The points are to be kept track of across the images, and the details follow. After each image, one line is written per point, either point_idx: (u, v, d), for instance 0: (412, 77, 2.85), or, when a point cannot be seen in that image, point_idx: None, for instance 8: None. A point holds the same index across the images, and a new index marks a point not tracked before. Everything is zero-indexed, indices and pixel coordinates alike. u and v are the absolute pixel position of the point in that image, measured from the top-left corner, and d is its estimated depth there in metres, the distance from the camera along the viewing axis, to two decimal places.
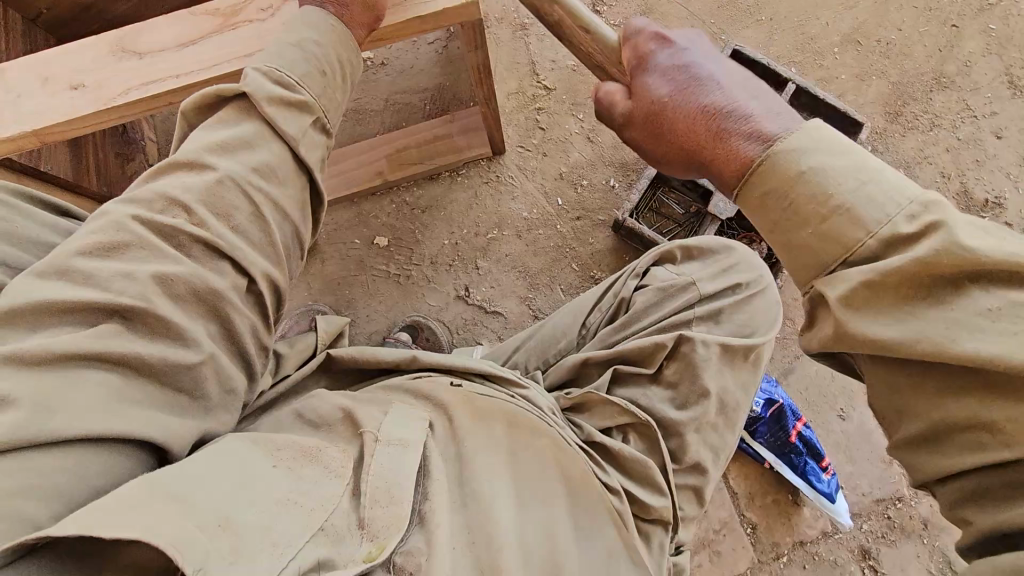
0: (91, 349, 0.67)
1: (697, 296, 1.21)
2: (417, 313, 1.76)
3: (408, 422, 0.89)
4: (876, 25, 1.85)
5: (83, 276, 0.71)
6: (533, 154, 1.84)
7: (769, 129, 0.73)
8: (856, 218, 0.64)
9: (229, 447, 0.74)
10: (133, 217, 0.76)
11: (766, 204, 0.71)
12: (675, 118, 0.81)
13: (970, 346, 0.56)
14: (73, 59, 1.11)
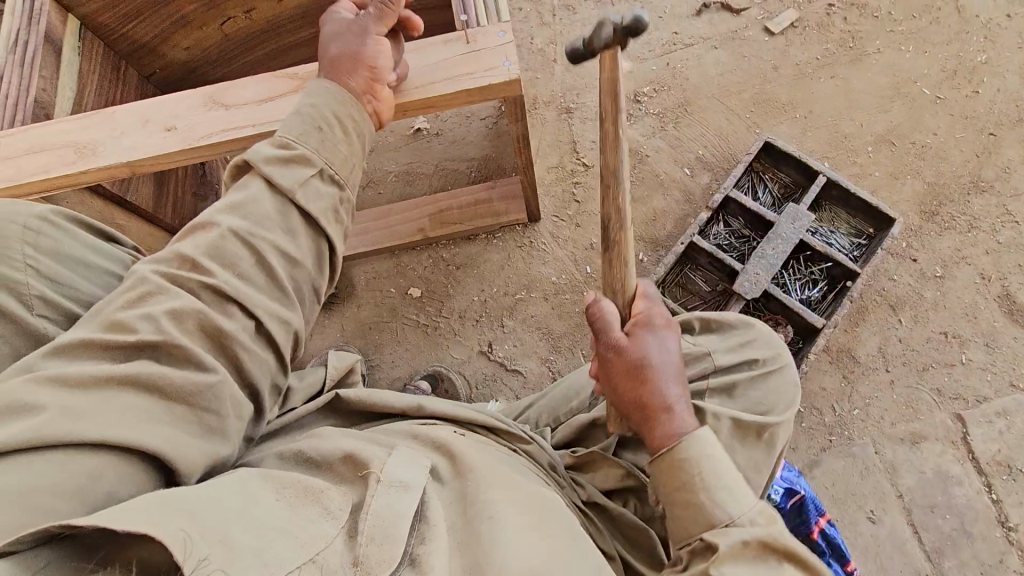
0: (119, 372, 0.75)
1: (712, 368, 1.21)
2: (440, 364, 1.81)
3: (412, 466, 0.88)
4: (910, 129, 1.91)
5: (117, 320, 0.80)
6: (566, 224, 1.94)
7: (689, 429, 0.95)
8: (717, 506, 0.86)
9: (237, 479, 0.77)
10: (155, 271, 0.85)
11: (668, 474, 0.92)
12: (637, 382, 0.98)
13: None
14: (171, 105, 1.30)
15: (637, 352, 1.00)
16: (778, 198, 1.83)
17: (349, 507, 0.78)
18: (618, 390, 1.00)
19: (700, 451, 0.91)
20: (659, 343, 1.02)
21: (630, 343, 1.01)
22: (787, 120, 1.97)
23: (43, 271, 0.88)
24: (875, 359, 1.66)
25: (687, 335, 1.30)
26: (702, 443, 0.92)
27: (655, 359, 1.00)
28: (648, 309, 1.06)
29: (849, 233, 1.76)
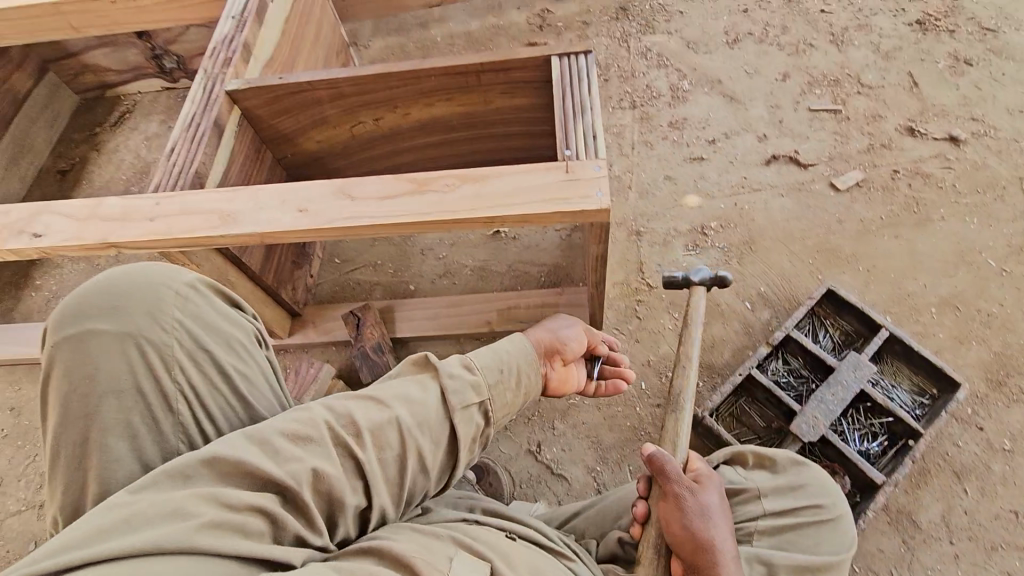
0: (258, 506, 0.83)
1: (761, 510, 1.23)
2: (487, 456, 1.85)
3: (475, 570, 0.95)
4: (974, 296, 1.95)
5: (270, 448, 0.88)
6: (626, 338, 2.02)
7: None
8: None
9: (318, 569, 0.81)
10: (319, 406, 0.95)
11: None
12: (694, 531, 1.10)
13: None
14: (306, 191, 1.52)
15: (702, 503, 1.14)
16: (838, 344, 1.87)
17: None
18: (685, 532, 1.10)
19: None
20: (717, 500, 1.16)
21: (691, 494, 1.15)
22: (850, 270, 2.06)
23: (185, 336, 1.01)
24: (938, 527, 1.59)
25: (740, 468, 1.33)
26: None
27: (717, 513, 1.13)
28: (707, 473, 1.23)
29: (911, 389, 1.77)
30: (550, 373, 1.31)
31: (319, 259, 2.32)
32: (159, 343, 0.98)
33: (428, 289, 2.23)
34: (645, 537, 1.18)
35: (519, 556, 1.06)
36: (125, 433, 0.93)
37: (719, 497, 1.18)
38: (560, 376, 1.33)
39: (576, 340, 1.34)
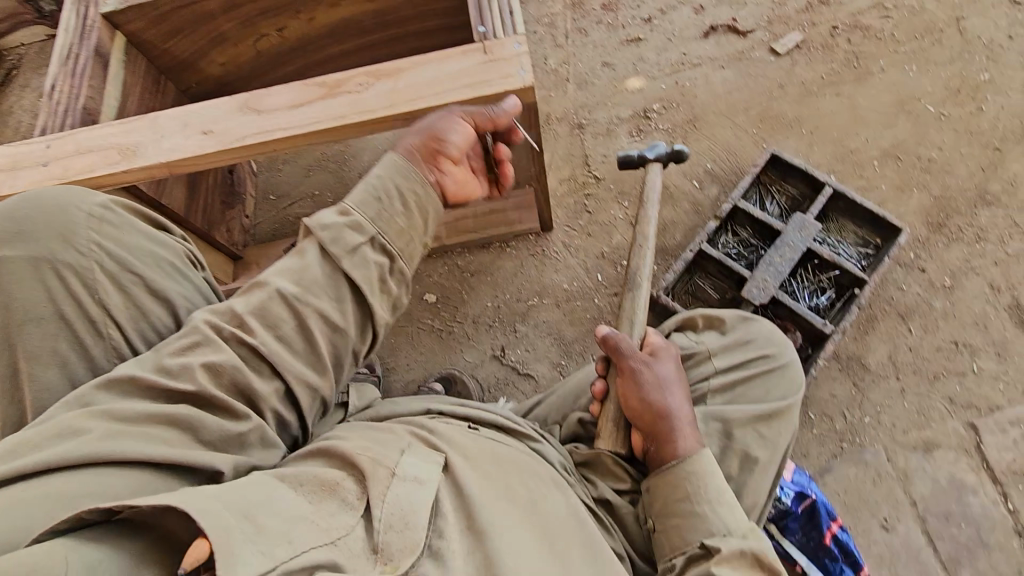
0: (159, 415, 0.87)
1: (711, 369, 1.22)
2: (453, 367, 1.86)
3: (425, 462, 0.94)
4: (915, 144, 1.96)
5: (165, 363, 0.92)
6: (578, 234, 1.99)
7: (695, 446, 1.06)
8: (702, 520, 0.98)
9: (258, 479, 0.84)
10: (206, 317, 0.97)
11: (673, 484, 1.02)
12: (651, 400, 1.10)
13: None
14: (208, 111, 1.39)
15: (658, 375, 1.13)
16: (785, 209, 1.87)
17: (363, 499, 0.85)
18: (642, 402, 1.10)
19: (701, 467, 1.02)
20: (673, 373, 1.16)
21: (647, 365, 1.14)
22: (794, 135, 2.03)
23: (107, 259, 0.98)
24: (885, 367, 1.67)
25: (691, 333, 1.32)
26: (711, 460, 1.03)
27: (674, 385, 1.13)
28: (665, 348, 1.21)
29: (856, 243, 1.80)
30: (441, 173, 1.14)
31: (252, 197, 2.20)
32: (77, 267, 0.95)
33: None
34: (604, 412, 1.19)
35: (475, 446, 1.04)
36: (54, 362, 0.92)
37: (674, 365, 1.18)
38: (455, 177, 1.16)
39: (460, 135, 1.15)
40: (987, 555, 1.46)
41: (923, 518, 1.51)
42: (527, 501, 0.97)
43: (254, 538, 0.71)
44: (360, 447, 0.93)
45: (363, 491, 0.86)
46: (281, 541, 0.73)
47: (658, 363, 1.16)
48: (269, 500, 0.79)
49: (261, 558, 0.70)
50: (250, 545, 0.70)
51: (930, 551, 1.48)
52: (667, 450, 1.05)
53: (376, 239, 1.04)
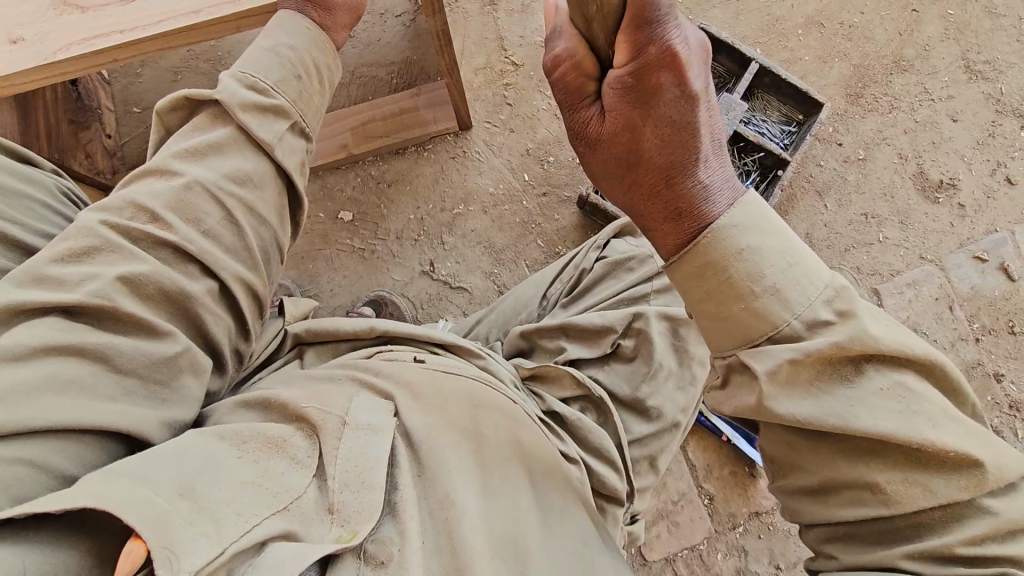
0: (60, 344, 0.72)
1: (654, 269, 1.20)
2: (382, 288, 1.75)
3: (374, 409, 0.88)
4: (839, 9, 1.88)
5: (57, 280, 0.76)
6: (500, 130, 1.84)
7: (713, 205, 0.69)
8: (771, 304, 0.67)
9: (193, 442, 0.74)
10: (101, 222, 0.80)
11: (704, 275, 0.69)
12: (636, 159, 0.71)
13: (867, 422, 0.64)
14: (14, 12, 1.08)
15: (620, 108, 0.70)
16: (713, 88, 1.79)
17: (315, 454, 0.80)
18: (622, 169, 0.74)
19: (746, 229, 0.68)
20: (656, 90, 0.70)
21: (618, 97, 0.70)
22: (719, 4, 1.89)
23: None
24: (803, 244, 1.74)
25: (630, 238, 1.29)
26: (737, 222, 0.68)
27: (646, 119, 0.69)
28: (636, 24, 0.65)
29: (779, 120, 1.77)
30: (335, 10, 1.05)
31: (112, 113, 1.85)
32: None
33: None
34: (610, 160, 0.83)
35: (424, 379, 0.95)
36: None
37: (677, 63, 0.67)
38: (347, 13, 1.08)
39: None
40: None
41: None
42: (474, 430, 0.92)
43: (196, 520, 0.64)
44: (312, 398, 0.85)
45: (315, 446, 0.81)
46: (224, 520, 0.66)
47: (639, 76, 0.68)
48: (206, 470, 0.71)
49: (205, 544, 0.62)
50: (190, 531, 0.62)
51: None
52: (671, 229, 0.71)
53: (296, 123, 0.97)
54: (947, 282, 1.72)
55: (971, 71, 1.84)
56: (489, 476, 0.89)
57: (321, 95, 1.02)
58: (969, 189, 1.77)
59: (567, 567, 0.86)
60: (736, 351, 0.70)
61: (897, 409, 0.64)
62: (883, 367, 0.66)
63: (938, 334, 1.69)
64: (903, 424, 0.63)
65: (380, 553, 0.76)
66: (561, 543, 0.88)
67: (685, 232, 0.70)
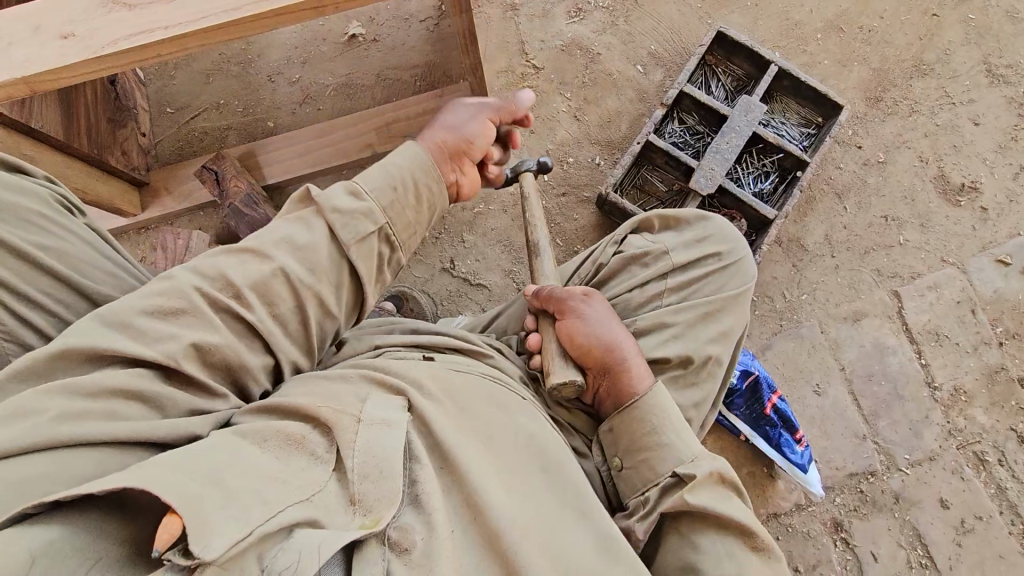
0: (128, 388, 0.72)
1: (670, 265, 1.20)
2: (403, 285, 1.78)
3: (389, 403, 0.86)
4: (858, 13, 1.90)
5: (140, 333, 0.75)
6: (520, 131, 1.87)
7: (640, 378, 1.03)
8: (677, 446, 0.97)
9: (221, 437, 0.74)
10: (195, 287, 0.79)
11: (637, 422, 1.00)
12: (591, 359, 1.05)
13: (739, 514, 0.91)
14: (67, 10, 1.14)
15: (580, 347, 1.05)
16: (731, 91, 1.81)
17: (329, 450, 0.77)
18: (588, 344, 1.04)
19: (661, 395, 1.01)
20: (593, 319, 1.07)
21: (579, 321, 1.06)
22: (739, 9, 1.91)
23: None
24: (822, 246, 1.74)
25: (648, 234, 1.28)
26: (658, 397, 1.01)
27: (595, 338, 1.05)
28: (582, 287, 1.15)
29: (798, 123, 1.78)
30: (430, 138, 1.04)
31: (146, 112, 1.92)
32: None
33: (290, 121, 1.93)
34: None
35: (433, 374, 0.95)
36: None
37: (607, 302, 1.12)
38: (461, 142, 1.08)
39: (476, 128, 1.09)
40: (902, 406, 1.63)
41: (850, 380, 1.66)
42: (488, 429, 0.92)
43: (226, 503, 0.64)
44: (323, 399, 0.83)
45: (330, 443, 0.78)
46: (252, 505, 0.65)
47: (589, 312, 1.08)
48: (234, 458, 0.70)
49: (231, 528, 0.62)
50: (220, 511, 0.62)
51: (856, 409, 1.64)
52: (617, 396, 1.03)
53: (381, 228, 0.93)
54: (969, 285, 1.71)
55: (992, 75, 1.84)
56: (506, 470, 0.88)
57: (416, 208, 0.98)
58: (991, 191, 1.76)
59: (596, 553, 0.83)
60: (670, 471, 0.95)
61: (749, 514, 0.93)
62: (736, 491, 0.96)
63: (959, 338, 1.68)
64: (754, 519, 0.93)
65: (403, 540, 0.74)
66: (593, 536, 0.85)
67: (629, 394, 1.02)
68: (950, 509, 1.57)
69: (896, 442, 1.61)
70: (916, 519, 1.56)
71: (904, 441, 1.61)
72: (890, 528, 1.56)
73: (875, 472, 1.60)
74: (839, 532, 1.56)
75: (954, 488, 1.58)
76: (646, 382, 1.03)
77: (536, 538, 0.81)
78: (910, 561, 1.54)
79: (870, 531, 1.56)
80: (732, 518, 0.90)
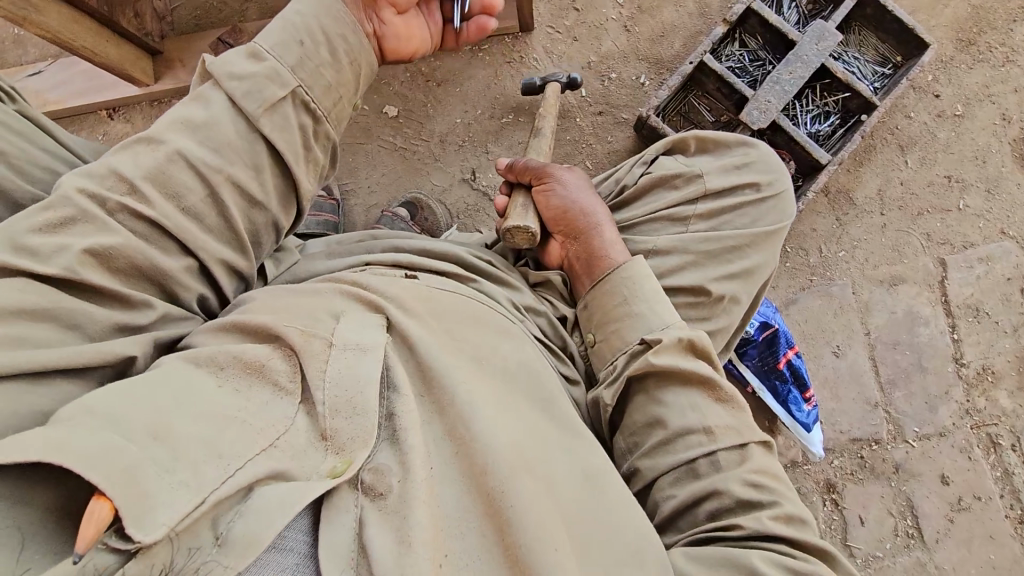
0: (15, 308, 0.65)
1: (702, 191, 1.08)
2: (419, 191, 1.70)
3: (365, 325, 0.80)
4: None
5: (28, 250, 0.68)
6: (563, 37, 1.70)
7: (614, 250, 1.02)
8: (648, 314, 0.95)
9: (170, 375, 0.67)
10: (79, 190, 0.73)
11: (609, 292, 0.99)
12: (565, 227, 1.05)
13: (702, 373, 0.90)
14: None
15: (554, 213, 1.05)
16: (805, 15, 1.60)
17: (294, 377, 0.73)
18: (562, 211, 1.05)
19: (637, 269, 0.99)
20: (570, 190, 1.07)
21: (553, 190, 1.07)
22: None
23: None
24: (872, 202, 1.61)
25: (680, 156, 1.15)
26: (632, 268, 0.99)
27: (568, 207, 1.05)
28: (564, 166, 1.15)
29: (874, 60, 1.58)
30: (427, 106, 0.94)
31: None
32: None
33: None
34: None
35: (414, 294, 0.89)
36: None
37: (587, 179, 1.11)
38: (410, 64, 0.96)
39: None
40: (922, 379, 1.56)
41: (873, 346, 1.58)
42: (470, 351, 0.86)
43: (172, 467, 0.58)
44: (290, 321, 0.77)
45: (296, 369, 0.73)
46: (205, 462, 0.60)
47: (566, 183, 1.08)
48: (184, 405, 0.64)
49: (180, 498, 0.56)
50: (163, 480, 0.56)
51: (874, 375, 1.57)
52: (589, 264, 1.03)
53: (295, 92, 0.85)
54: None
55: None
56: (504, 405, 0.81)
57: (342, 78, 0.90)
58: None
59: (586, 492, 0.78)
60: (640, 337, 0.93)
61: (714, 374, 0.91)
62: (706, 356, 0.93)
63: (1000, 317, 1.57)
64: (719, 379, 0.91)
65: (378, 485, 0.68)
66: (585, 477, 0.80)
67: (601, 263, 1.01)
68: (950, 485, 1.53)
69: (908, 413, 1.56)
70: (912, 492, 1.53)
71: (916, 414, 1.55)
72: (883, 496, 1.54)
73: (880, 440, 1.55)
74: (831, 493, 1.55)
75: (959, 466, 1.54)
76: (621, 254, 1.01)
77: (528, 465, 0.75)
78: (897, 530, 1.52)
79: (862, 495, 1.54)
80: (694, 372, 0.89)
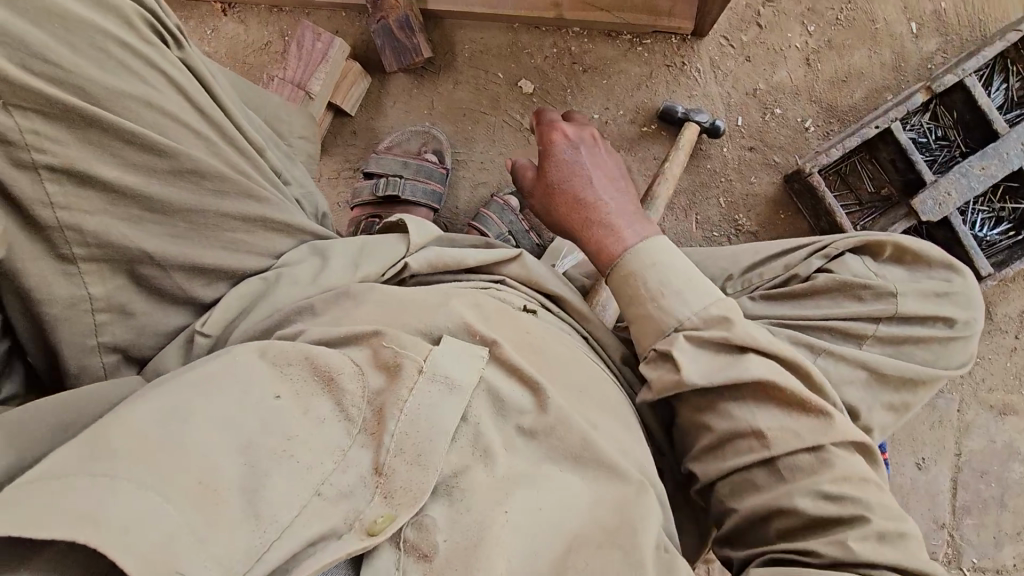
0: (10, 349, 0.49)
1: (891, 313, 1.00)
2: None
3: (460, 351, 0.74)
4: None
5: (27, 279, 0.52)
6: (734, 53, 1.52)
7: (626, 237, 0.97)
8: (729, 382, 0.82)
9: (220, 392, 0.60)
10: None
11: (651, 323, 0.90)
12: (575, 224, 1.03)
13: (805, 486, 0.75)
14: None
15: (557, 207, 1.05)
16: (1013, 101, 1.41)
17: (367, 401, 0.67)
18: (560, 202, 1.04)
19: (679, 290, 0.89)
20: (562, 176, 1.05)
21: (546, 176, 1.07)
22: None
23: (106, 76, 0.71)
24: (1010, 322, 1.48)
25: (869, 260, 1.07)
26: (683, 288, 0.89)
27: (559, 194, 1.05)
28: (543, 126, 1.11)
29: None
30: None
31: None
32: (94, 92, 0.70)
33: None
34: None
35: (511, 326, 0.86)
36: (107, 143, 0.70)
37: (574, 145, 1.07)
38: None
39: None
40: (998, 513, 1.50)
41: (958, 468, 1.51)
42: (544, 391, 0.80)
43: (201, 537, 0.50)
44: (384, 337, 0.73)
45: (376, 392, 0.68)
46: (240, 526, 0.53)
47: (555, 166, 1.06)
48: (229, 435, 0.57)
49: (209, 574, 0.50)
50: (195, 556, 0.49)
51: (949, 497, 1.51)
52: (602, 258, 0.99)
53: None
54: None
55: None
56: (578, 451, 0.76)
57: None
58: None
59: None
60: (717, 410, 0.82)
61: (827, 479, 0.75)
62: (819, 450, 0.77)
63: None
64: (836, 485, 0.75)
65: (423, 544, 0.64)
66: None
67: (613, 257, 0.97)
68: None
69: (972, 543, 1.50)
70: None
71: (979, 546, 1.50)
72: None
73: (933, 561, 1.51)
74: None
75: None
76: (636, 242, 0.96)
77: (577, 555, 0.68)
78: None
79: None
80: (794, 487, 0.76)
